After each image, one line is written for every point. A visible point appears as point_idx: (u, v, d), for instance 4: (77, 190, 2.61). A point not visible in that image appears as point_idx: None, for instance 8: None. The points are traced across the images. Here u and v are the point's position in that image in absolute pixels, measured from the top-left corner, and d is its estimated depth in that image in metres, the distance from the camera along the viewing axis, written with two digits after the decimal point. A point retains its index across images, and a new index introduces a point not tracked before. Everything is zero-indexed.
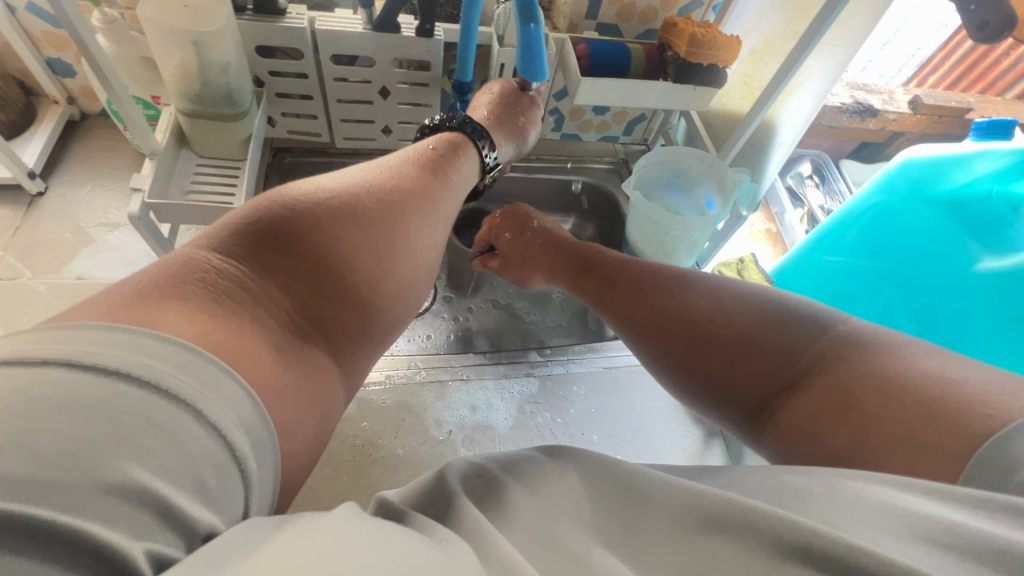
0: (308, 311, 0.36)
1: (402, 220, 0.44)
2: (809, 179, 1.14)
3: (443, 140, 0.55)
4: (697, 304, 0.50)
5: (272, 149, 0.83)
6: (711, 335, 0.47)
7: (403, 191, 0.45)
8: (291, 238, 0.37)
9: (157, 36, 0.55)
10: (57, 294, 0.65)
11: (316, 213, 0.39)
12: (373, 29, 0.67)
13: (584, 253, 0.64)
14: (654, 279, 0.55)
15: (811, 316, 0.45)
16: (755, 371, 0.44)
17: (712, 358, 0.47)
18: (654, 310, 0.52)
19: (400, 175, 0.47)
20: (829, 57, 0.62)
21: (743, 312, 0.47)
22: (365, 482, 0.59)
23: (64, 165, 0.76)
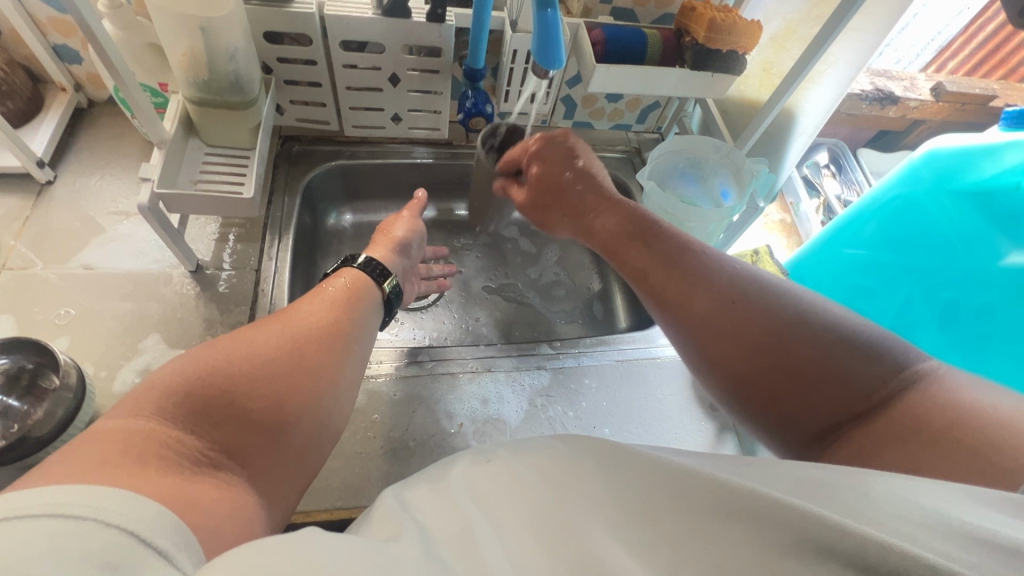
0: (231, 429, 0.36)
1: (324, 362, 0.43)
2: (826, 168, 1.12)
3: (354, 276, 0.54)
4: (773, 315, 0.48)
5: (280, 138, 0.82)
6: (783, 338, 0.46)
7: (319, 333, 0.45)
8: (218, 405, 0.36)
9: (163, 22, 0.54)
10: (68, 284, 0.65)
11: (246, 374, 0.38)
12: (383, 14, 0.65)
13: (620, 228, 0.61)
14: (719, 276, 0.52)
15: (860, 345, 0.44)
16: (822, 392, 0.44)
17: (778, 366, 0.46)
18: (721, 307, 0.50)
19: (311, 312, 0.46)
20: (854, 42, 0.60)
21: (821, 327, 0.46)
22: (376, 474, 0.59)
23: (72, 153, 0.75)
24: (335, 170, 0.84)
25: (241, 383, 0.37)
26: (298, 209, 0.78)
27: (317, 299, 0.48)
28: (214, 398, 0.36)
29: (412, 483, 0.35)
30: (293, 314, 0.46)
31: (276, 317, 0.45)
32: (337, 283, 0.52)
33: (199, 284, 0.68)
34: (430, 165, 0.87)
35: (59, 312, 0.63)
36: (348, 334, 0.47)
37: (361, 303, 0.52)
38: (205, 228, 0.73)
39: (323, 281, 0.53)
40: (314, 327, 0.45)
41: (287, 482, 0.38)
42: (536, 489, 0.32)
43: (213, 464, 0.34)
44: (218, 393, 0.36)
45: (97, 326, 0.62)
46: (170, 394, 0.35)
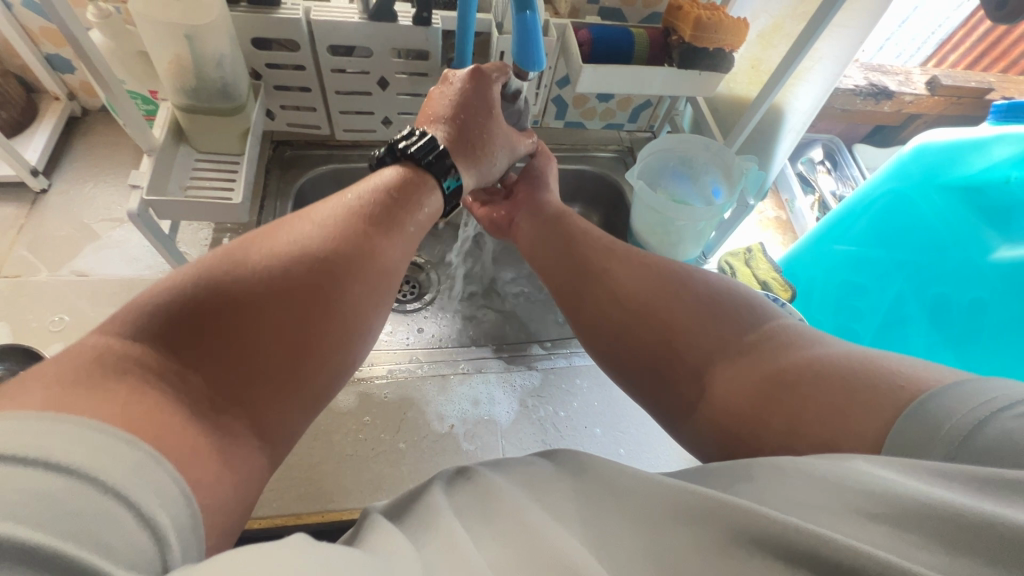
0: (246, 354, 0.35)
1: (347, 270, 0.41)
2: (821, 164, 1.12)
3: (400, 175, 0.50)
4: (651, 299, 0.50)
5: (272, 142, 0.83)
6: (667, 331, 0.47)
7: (344, 239, 0.43)
8: (228, 311, 0.35)
9: (150, 30, 0.55)
10: (62, 291, 0.65)
11: (252, 285, 0.37)
12: (369, 18, 0.66)
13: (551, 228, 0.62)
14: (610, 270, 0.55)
15: (737, 307, 0.47)
16: (693, 351, 0.46)
17: (654, 329, 0.48)
18: (608, 280, 0.53)
19: (354, 225, 0.44)
20: (839, 39, 0.60)
21: (700, 293, 0.49)
22: (368, 476, 0.59)
23: (66, 161, 0.76)
24: (328, 175, 0.84)
25: (246, 293, 0.36)
26: (290, 213, 0.79)
27: (342, 204, 0.46)
28: (222, 307, 0.35)
29: (390, 507, 0.35)
30: (320, 224, 0.43)
31: (300, 221, 0.43)
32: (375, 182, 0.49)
33: None
34: None
35: (53, 319, 0.63)
36: (374, 246, 0.44)
37: (399, 206, 0.48)
38: (198, 234, 0.73)
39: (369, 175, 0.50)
40: (334, 243, 0.42)
41: (300, 398, 0.37)
42: (512, 494, 0.32)
43: (230, 399, 0.34)
44: (226, 302, 0.35)
45: (91, 332, 0.63)
46: (178, 298, 0.35)
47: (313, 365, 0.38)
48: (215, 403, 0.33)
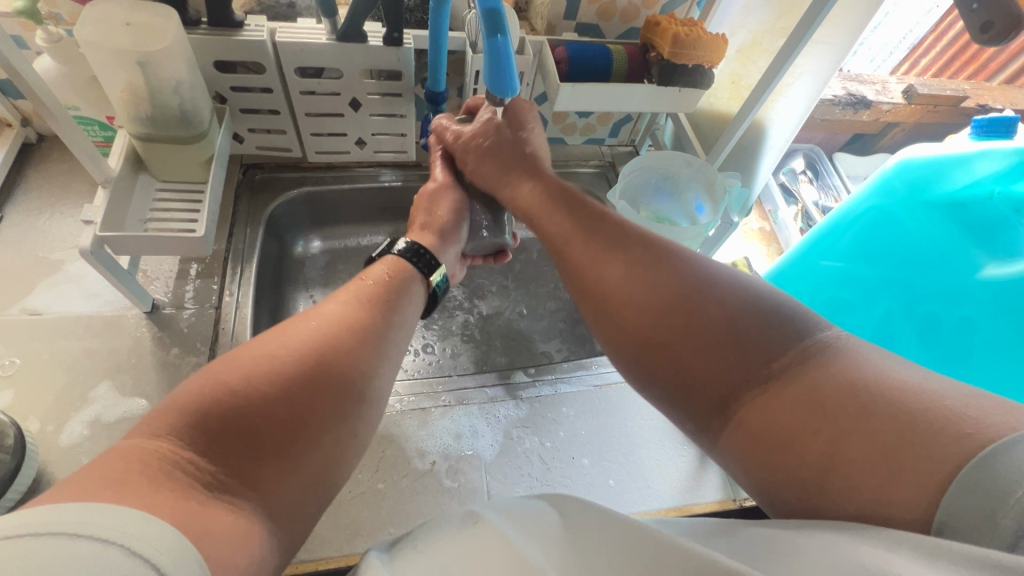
0: (253, 461, 0.33)
1: (354, 351, 0.41)
2: (803, 174, 1.12)
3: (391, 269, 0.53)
4: (680, 278, 0.44)
5: (241, 166, 0.80)
6: (692, 303, 0.42)
7: (345, 324, 0.43)
8: (243, 422, 0.33)
9: (101, 58, 0.51)
10: (13, 331, 0.61)
11: (261, 392, 0.35)
12: (338, 39, 0.63)
13: (546, 207, 0.57)
14: (630, 244, 0.49)
15: (783, 315, 0.40)
16: (728, 368, 0.39)
17: (680, 335, 0.42)
18: (633, 281, 0.46)
19: (353, 317, 0.44)
20: (819, 55, 0.59)
21: (742, 297, 0.42)
22: (345, 520, 0.56)
23: (20, 191, 0.72)
24: (301, 198, 0.81)
25: (254, 396, 0.34)
26: (261, 240, 0.75)
27: (348, 293, 0.47)
28: (230, 416, 0.33)
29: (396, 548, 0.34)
30: (325, 308, 0.44)
31: (309, 312, 0.44)
32: (373, 274, 0.52)
33: (155, 324, 0.65)
34: (398, 188, 0.85)
35: (3, 363, 0.59)
36: (379, 329, 0.45)
37: (391, 296, 0.50)
38: (162, 265, 0.70)
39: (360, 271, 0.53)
40: (343, 326, 0.43)
41: (307, 480, 0.35)
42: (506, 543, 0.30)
43: (225, 489, 0.31)
44: (233, 409, 0.33)
45: (45, 376, 0.59)
46: (184, 411, 0.33)
47: (325, 447, 0.36)
48: (213, 487, 0.30)
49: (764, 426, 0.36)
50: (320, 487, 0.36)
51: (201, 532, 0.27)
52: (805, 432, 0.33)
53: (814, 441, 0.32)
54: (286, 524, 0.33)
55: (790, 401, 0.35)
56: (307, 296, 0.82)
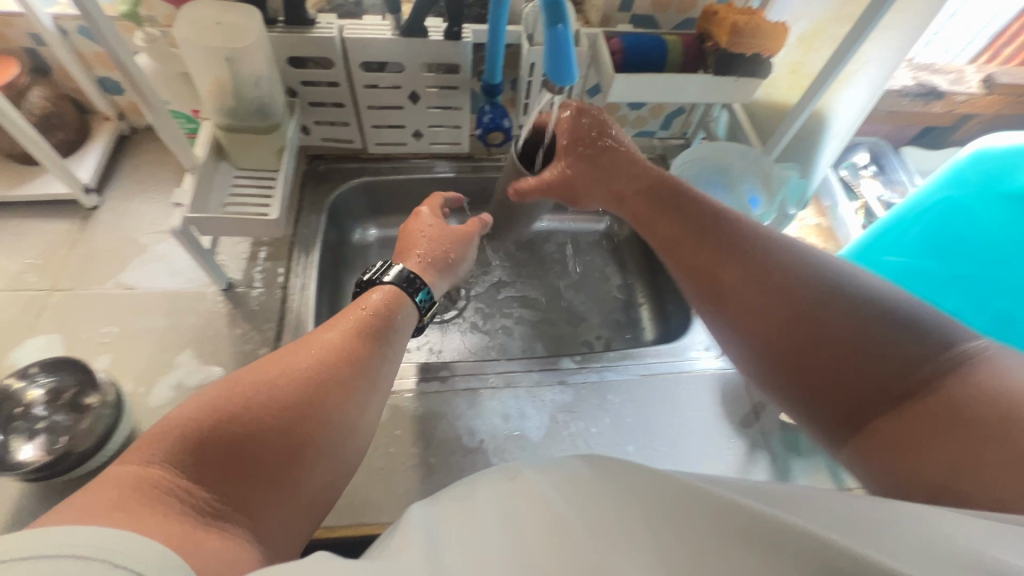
0: (244, 492, 0.35)
1: (344, 389, 0.42)
2: (865, 169, 1.07)
3: (382, 293, 0.51)
4: (808, 282, 0.45)
5: (307, 156, 0.85)
6: (822, 315, 0.43)
7: (330, 351, 0.44)
8: (236, 454, 0.35)
9: (193, 54, 0.56)
10: (110, 303, 0.68)
11: (256, 426, 0.36)
12: (401, 35, 0.67)
13: (646, 200, 0.58)
14: (750, 245, 0.50)
15: (916, 322, 0.40)
16: (852, 375, 0.41)
17: (808, 339, 0.44)
18: (760, 285, 0.48)
19: (338, 345, 0.45)
20: (887, 41, 0.57)
21: (871, 299, 0.43)
22: (399, 489, 0.59)
23: (115, 179, 0.79)
24: (361, 187, 0.86)
25: (253, 428, 0.36)
26: (324, 226, 0.80)
27: (346, 323, 0.47)
28: (227, 447, 0.35)
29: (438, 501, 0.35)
30: (322, 339, 0.45)
31: (302, 342, 0.44)
32: (372, 302, 0.50)
33: (230, 301, 0.71)
34: (452, 179, 0.88)
35: (102, 331, 0.66)
36: (373, 365, 0.45)
37: (391, 327, 0.49)
38: (236, 247, 0.75)
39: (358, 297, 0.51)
40: (339, 358, 0.43)
41: (293, 510, 0.37)
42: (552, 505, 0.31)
43: (219, 514, 0.33)
44: (231, 441, 0.35)
45: (136, 344, 0.66)
46: (184, 439, 0.34)
47: (313, 478, 0.38)
48: (208, 513, 0.32)
49: (890, 433, 0.38)
50: (308, 510, 0.38)
51: (194, 546, 0.29)
52: (919, 442, 0.36)
53: (930, 453, 0.35)
54: (284, 536, 0.36)
55: (916, 417, 0.37)
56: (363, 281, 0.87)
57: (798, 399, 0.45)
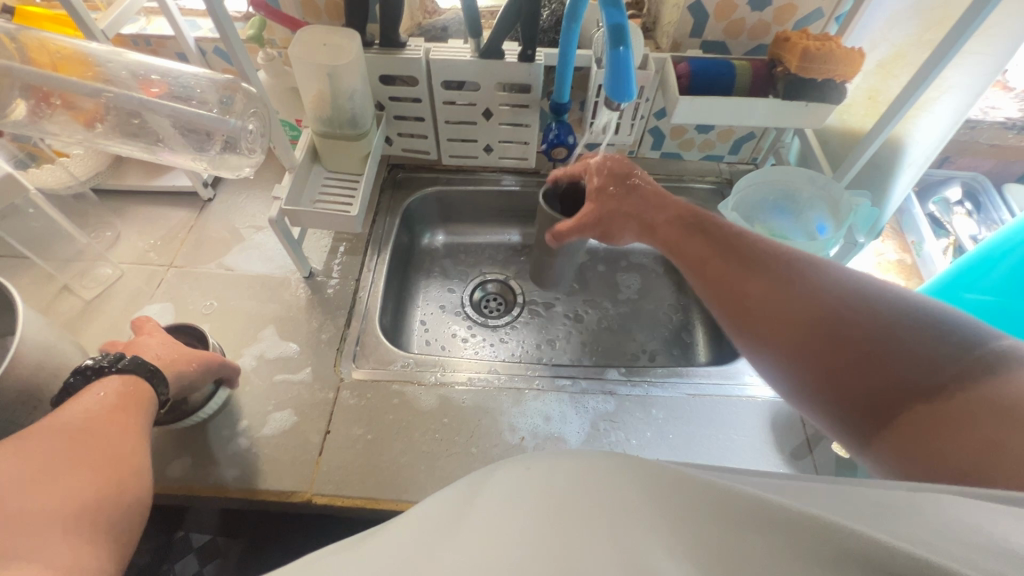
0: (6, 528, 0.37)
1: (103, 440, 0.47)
2: (959, 205, 1.00)
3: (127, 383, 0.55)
4: (820, 298, 0.50)
5: (388, 165, 0.93)
6: (835, 326, 0.48)
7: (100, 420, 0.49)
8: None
9: (301, 69, 0.65)
10: (213, 281, 0.79)
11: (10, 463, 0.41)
12: (480, 56, 0.73)
13: (686, 221, 0.63)
14: (770, 263, 0.55)
15: (928, 324, 0.44)
16: (875, 376, 0.44)
17: (828, 349, 0.48)
18: (779, 298, 0.52)
19: (115, 431, 0.49)
20: (972, 67, 0.55)
21: (884, 308, 0.46)
22: (440, 474, 0.63)
23: (228, 176, 0.91)
24: (433, 195, 0.93)
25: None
26: (397, 228, 0.88)
27: (106, 392, 0.52)
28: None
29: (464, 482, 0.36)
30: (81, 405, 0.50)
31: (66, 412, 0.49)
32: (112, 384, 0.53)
33: (310, 289, 0.79)
34: (517, 192, 0.93)
35: (205, 304, 0.76)
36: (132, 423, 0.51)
37: (141, 401, 0.53)
38: (320, 241, 0.84)
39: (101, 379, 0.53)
40: (92, 419, 0.49)
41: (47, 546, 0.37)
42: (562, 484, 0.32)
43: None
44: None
45: (230, 318, 0.75)
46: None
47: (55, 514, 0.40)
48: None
49: (917, 430, 0.41)
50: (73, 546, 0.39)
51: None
52: (940, 433, 0.39)
53: (958, 444, 0.37)
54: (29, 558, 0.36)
55: (941, 414, 0.39)
56: (428, 282, 0.93)
57: (828, 402, 0.48)
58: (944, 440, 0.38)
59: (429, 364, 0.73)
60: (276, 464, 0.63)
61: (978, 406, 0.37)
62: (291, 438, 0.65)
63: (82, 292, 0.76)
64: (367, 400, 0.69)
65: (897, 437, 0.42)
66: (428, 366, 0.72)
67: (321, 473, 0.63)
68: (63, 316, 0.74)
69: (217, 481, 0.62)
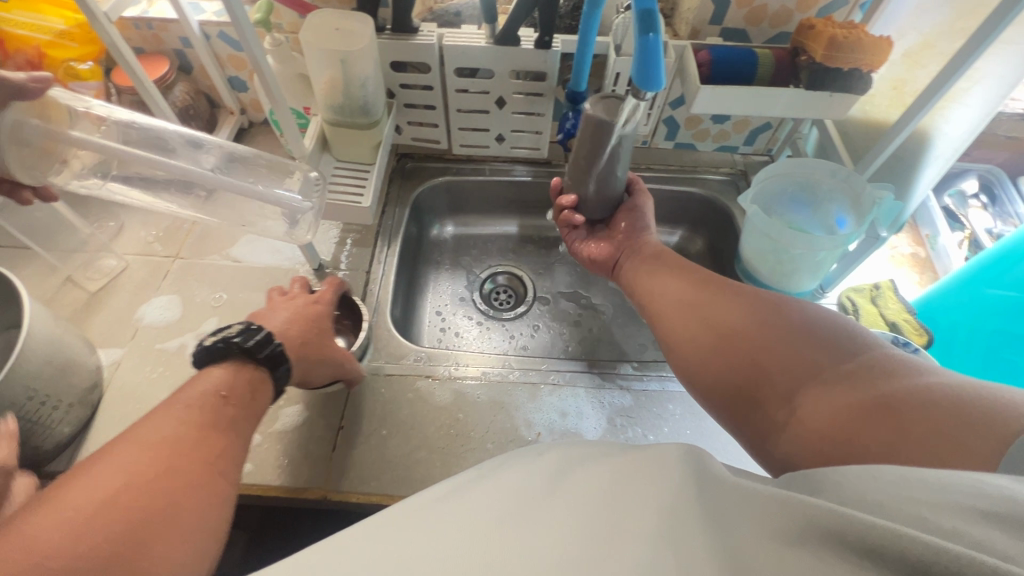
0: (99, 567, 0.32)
1: (216, 443, 0.45)
2: (975, 198, 0.99)
3: (220, 372, 0.50)
4: (741, 310, 0.53)
5: (397, 155, 0.91)
6: (751, 334, 0.50)
7: (192, 438, 0.43)
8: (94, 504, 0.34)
9: (313, 55, 0.63)
10: (220, 273, 0.77)
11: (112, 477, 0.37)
12: (495, 43, 0.71)
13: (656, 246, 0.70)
14: (704, 282, 0.60)
15: (843, 335, 0.46)
16: (785, 374, 0.46)
17: (744, 353, 0.49)
18: (717, 309, 0.55)
19: (219, 445, 0.44)
20: (1007, 57, 0.54)
21: (803, 319, 0.49)
22: (455, 471, 0.62)
23: None
24: (443, 185, 0.91)
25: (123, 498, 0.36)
26: (406, 219, 0.86)
27: (206, 382, 0.49)
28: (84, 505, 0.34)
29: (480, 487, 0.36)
30: (181, 395, 0.47)
31: (205, 424, 0.45)
32: (218, 383, 0.49)
33: (320, 281, 0.78)
34: (528, 182, 0.91)
35: (214, 297, 0.75)
36: (241, 427, 0.48)
37: (252, 402, 0.51)
38: (328, 233, 0.82)
39: (236, 374, 0.51)
40: (193, 411, 0.45)
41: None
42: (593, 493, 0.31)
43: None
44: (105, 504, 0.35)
45: (239, 311, 0.74)
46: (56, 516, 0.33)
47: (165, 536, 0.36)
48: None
49: (814, 429, 0.41)
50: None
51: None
52: (835, 428, 0.39)
53: (857, 438, 0.37)
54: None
55: (838, 410, 0.40)
56: (437, 273, 0.92)
57: (744, 408, 0.49)
58: (844, 434, 0.38)
59: (441, 357, 0.71)
60: (288, 461, 0.62)
61: (871, 398, 0.38)
62: (304, 434, 0.64)
63: (86, 283, 0.74)
64: (381, 395, 0.68)
65: (800, 435, 0.42)
66: (440, 361, 0.71)
67: (335, 470, 0.62)
68: (68, 309, 0.73)
69: None
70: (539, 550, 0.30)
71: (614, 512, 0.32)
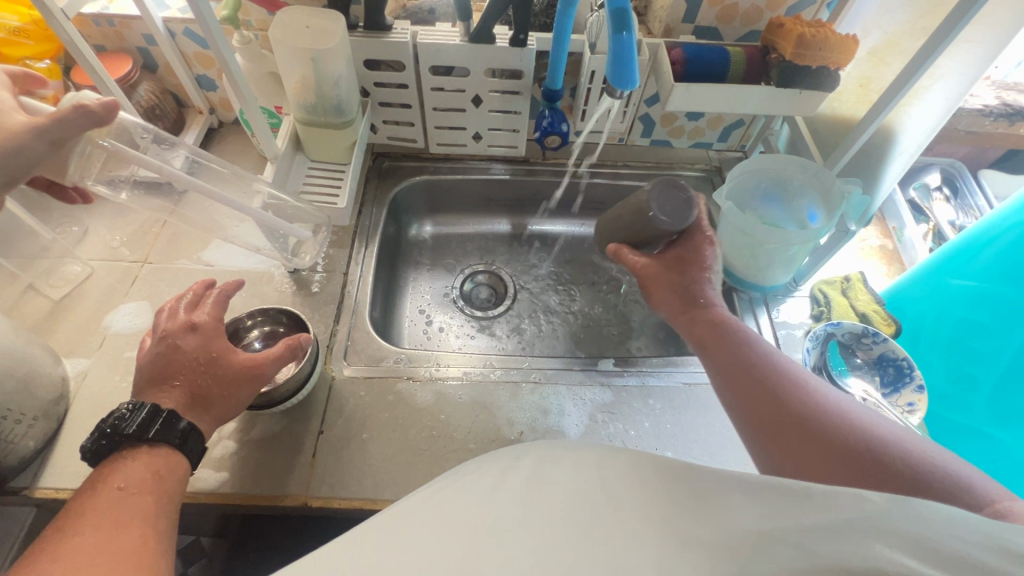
0: None
1: (135, 535, 0.40)
2: (938, 191, 1.02)
3: (126, 465, 0.45)
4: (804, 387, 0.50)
5: (373, 154, 0.90)
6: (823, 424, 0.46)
7: (106, 537, 0.39)
8: None
9: (283, 54, 0.62)
10: (191, 277, 0.75)
11: None
12: (470, 41, 0.70)
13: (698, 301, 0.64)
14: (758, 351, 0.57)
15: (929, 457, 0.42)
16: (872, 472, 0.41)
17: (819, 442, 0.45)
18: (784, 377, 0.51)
19: (140, 531, 0.41)
20: (967, 55, 0.55)
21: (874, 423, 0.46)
22: (439, 473, 0.62)
23: None
24: (420, 184, 0.90)
25: None
26: (384, 219, 0.85)
27: (110, 484, 0.43)
28: None
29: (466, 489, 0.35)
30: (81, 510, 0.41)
31: (111, 524, 0.40)
32: (119, 480, 0.44)
33: (296, 284, 0.76)
34: (506, 181, 0.91)
35: None
36: (161, 507, 0.44)
37: (167, 484, 0.46)
38: None
39: (133, 466, 0.45)
40: (94, 516, 0.40)
41: None
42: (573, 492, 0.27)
43: None
44: None
45: None
46: None
47: None
48: None
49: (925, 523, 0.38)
50: None
51: None
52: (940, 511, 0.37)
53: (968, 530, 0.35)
54: None
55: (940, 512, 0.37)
56: (417, 273, 0.91)
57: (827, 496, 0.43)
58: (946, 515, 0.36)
59: (422, 359, 0.71)
60: (267, 467, 0.61)
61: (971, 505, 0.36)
62: (282, 440, 0.63)
63: (50, 291, 0.72)
64: (361, 398, 0.67)
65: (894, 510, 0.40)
66: (420, 362, 0.71)
67: (316, 476, 0.61)
68: (30, 318, 0.70)
69: (206, 487, 0.59)
70: (520, 554, 0.30)
71: (594, 513, 0.32)
